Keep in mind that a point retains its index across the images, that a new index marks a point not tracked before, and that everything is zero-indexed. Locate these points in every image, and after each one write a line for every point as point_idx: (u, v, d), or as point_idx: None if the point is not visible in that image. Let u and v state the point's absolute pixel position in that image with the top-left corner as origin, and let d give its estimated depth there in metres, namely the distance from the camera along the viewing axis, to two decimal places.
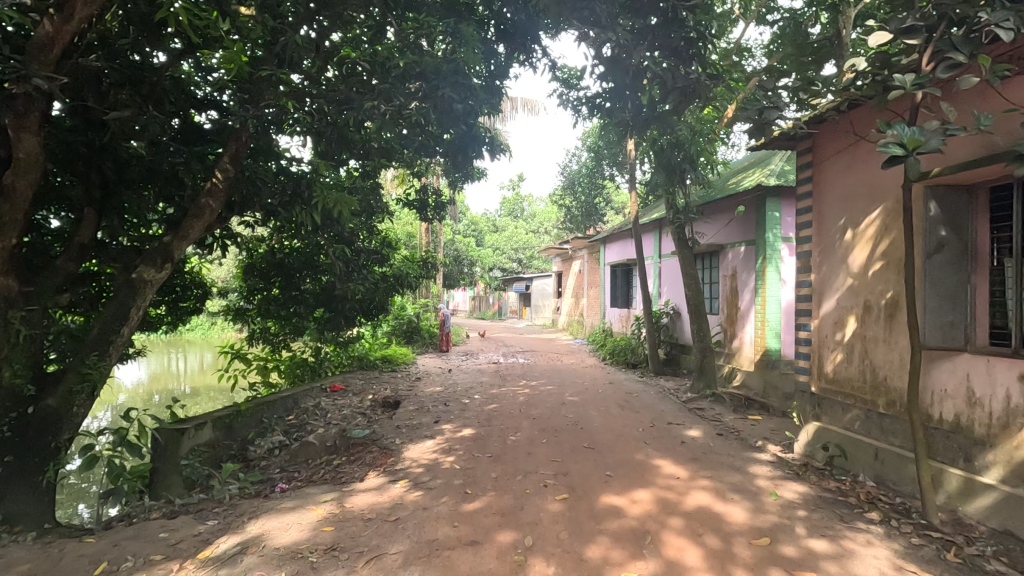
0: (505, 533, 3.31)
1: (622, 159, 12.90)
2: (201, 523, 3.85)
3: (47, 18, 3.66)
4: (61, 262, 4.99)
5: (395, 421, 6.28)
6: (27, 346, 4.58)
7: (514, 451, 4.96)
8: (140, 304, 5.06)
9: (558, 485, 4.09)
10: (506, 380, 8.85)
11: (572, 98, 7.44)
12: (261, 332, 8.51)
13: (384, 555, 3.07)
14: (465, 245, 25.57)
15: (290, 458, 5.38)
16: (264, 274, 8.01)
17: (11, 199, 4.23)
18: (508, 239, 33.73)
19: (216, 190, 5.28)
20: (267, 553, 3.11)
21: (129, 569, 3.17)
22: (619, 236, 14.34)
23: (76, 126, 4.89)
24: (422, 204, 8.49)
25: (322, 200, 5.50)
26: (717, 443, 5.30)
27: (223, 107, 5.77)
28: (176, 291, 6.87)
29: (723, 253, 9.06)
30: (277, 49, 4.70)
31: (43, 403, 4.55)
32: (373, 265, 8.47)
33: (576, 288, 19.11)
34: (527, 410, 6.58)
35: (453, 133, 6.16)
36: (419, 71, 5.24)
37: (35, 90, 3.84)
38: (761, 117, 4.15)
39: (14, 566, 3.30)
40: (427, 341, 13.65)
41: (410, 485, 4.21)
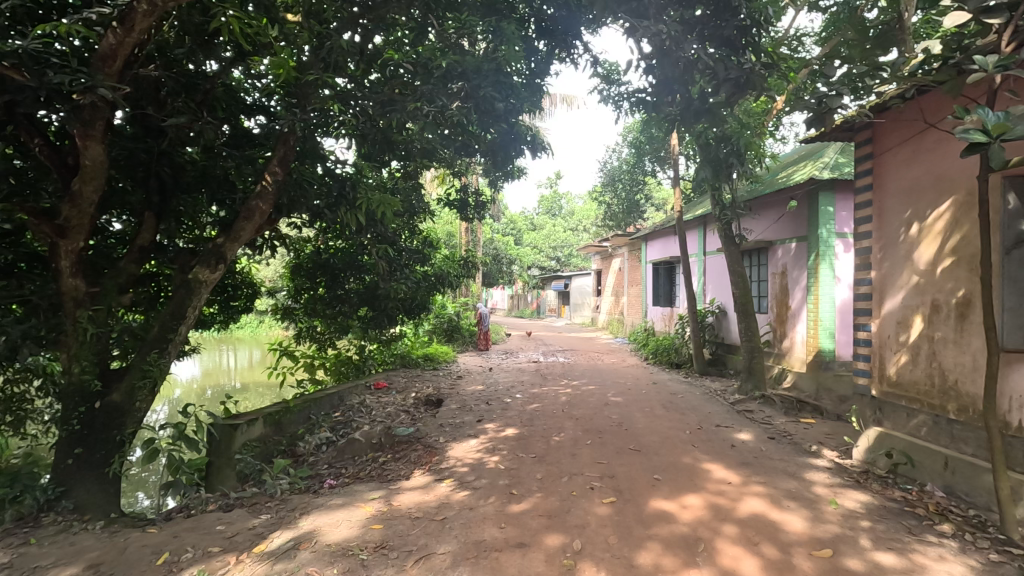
0: (553, 536, 3.27)
1: (664, 155, 12.64)
2: (255, 517, 3.96)
3: (110, 31, 3.81)
4: (124, 264, 5.21)
5: (438, 419, 6.33)
6: (94, 344, 4.82)
7: (558, 451, 4.91)
8: (196, 303, 5.25)
9: (605, 488, 4.02)
10: (547, 379, 8.81)
11: (614, 94, 7.33)
12: (307, 331, 8.72)
13: (432, 555, 3.08)
14: (505, 244, 25.58)
15: (338, 455, 5.49)
16: (310, 274, 8.21)
17: (79, 205, 4.49)
18: (546, 237, 33.70)
19: (266, 193, 5.42)
20: (319, 549, 3.17)
21: (190, 560, 3.29)
22: (661, 233, 14.05)
23: (136, 133, 5.09)
24: (463, 203, 8.53)
25: (367, 201, 5.58)
26: (770, 448, 5.10)
27: (272, 112, 5.97)
28: (228, 290, 7.10)
29: (773, 249, 8.76)
30: (323, 53, 4.85)
31: (108, 398, 4.79)
32: (415, 265, 8.55)
33: (617, 286, 18.88)
34: (570, 410, 6.51)
35: (494, 133, 6.08)
36: (461, 70, 5.21)
37: (101, 100, 4.03)
38: (821, 105, 3.87)
39: (83, 555, 3.49)
40: (467, 339, 13.75)
41: (456, 485, 4.22)
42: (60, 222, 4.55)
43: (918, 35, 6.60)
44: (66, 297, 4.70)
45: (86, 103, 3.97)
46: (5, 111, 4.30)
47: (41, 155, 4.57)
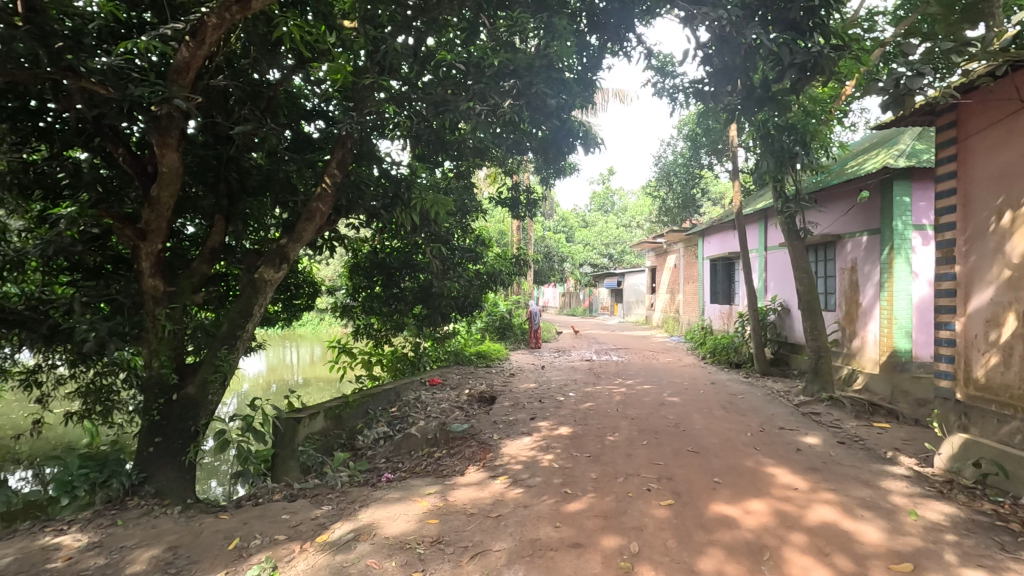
0: (609, 538, 3.21)
1: (722, 147, 12.19)
2: (317, 507, 4.11)
3: (184, 44, 4.03)
4: (196, 265, 5.52)
5: (491, 416, 6.37)
6: (171, 340, 5.13)
7: (613, 451, 4.83)
8: (261, 301, 5.50)
9: (662, 490, 3.92)
10: (601, 378, 8.70)
11: (668, 87, 7.10)
12: (365, 328, 9.01)
13: (488, 551, 3.09)
14: (557, 242, 25.45)
15: (395, 449, 5.62)
16: (367, 273, 8.45)
17: (157, 209, 4.81)
18: (599, 235, 33.35)
19: (325, 195, 5.62)
20: (377, 542, 3.23)
21: (258, 547, 3.44)
22: (719, 228, 13.57)
23: (207, 141, 5.46)
24: (515, 201, 8.54)
25: (421, 201, 5.72)
26: (839, 453, 4.83)
27: (330, 116, 6.18)
28: (291, 289, 7.41)
29: (841, 243, 8.28)
30: (377, 57, 4.99)
31: (184, 391, 5.10)
32: (468, 263, 8.62)
33: (672, 284, 18.44)
34: (625, 409, 6.40)
35: (546, 130, 5.98)
36: (513, 68, 5.20)
37: (176, 109, 4.26)
38: (900, 87, 3.57)
39: (162, 538, 3.72)
40: (520, 337, 13.78)
41: (510, 482, 4.23)
42: (141, 226, 4.90)
43: (1010, 11, 6.05)
44: (146, 296, 5.04)
45: (162, 113, 4.23)
46: (92, 124, 4.69)
47: (124, 164, 4.91)
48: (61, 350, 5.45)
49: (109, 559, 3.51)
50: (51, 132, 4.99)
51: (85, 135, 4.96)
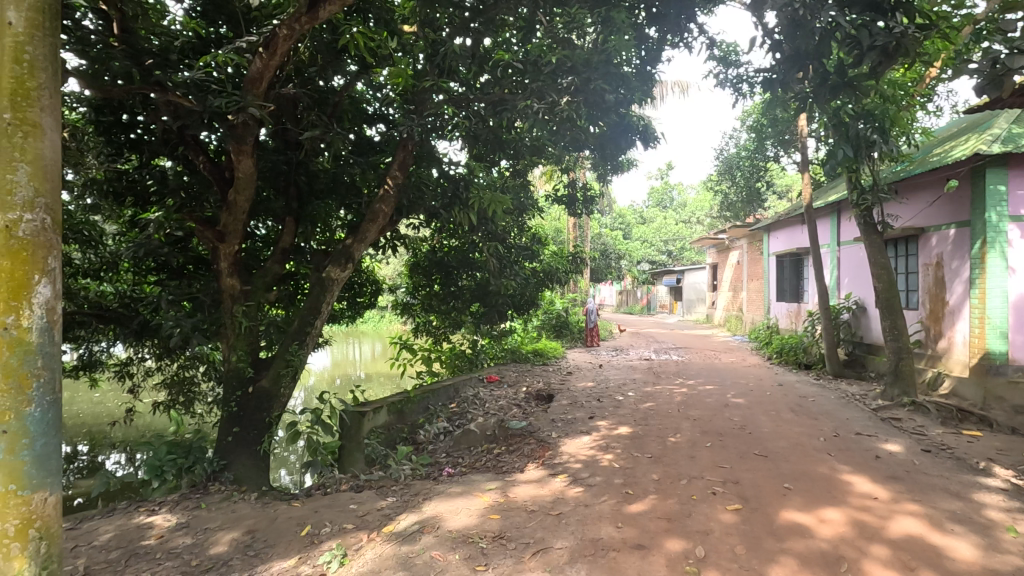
0: (673, 541, 3.14)
1: (789, 137, 11.63)
2: (382, 499, 4.24)
3: (258, 56, 4.26)
4: (269, 264, 5.82)
5: (550, 414, 6.38)
6: (247, 336, 5.43)
7: (676, 452, 4.72)
8: (329, 299, 5.74)
9: (728, 494, 3.79)
10: (660, 377, 8.52)
11: (731, 77, 6.85)
12: (424, 325, 9.22)
13: (549, 548, 3.10)
14: (613, 239, 25.08)
15: (454, 445, 5.73)
16: (426, 272, 8.63)
17: (234, 213, 5.11)
18: (657, 231, 32.63)
19: (388, 196, 5.80)
20: (441, 535, 3.29)
21: (328, 534, 3.60)
22: (786, 222, 12.96)
23: (278, 147, 5.76)
24: (571, 198, 8.47)
25: (478, 200, 5.78)
26: (924, 462, 4.51)
27: (390, 119, 6.37)
28: (355, 287, 7.69)
29: (925, 237, 7.72)
30: (437, 59, 5.16)
31: (259, 384, 5.39)
32: (524, 261, 8.69)
33: (735, 281, 17.80)
34: (686, 410, 6.24)
35: (605, 125, 5.75)
36: (571, 65, 5.21)
37: (251, 118, 4.51)
38: (996, 67, 3.27)
39: (242, 522, 3.96)
40: (576, 335, 13.70)
41: (570, 481, 4.22)
42: (220, 229, 5.22)
43: None
44: (225, 294, 5.38)
45: (239, 122, 4.49)
46: (176, 134, 5.07)
47: (204, 170, 5.25)
48: (150, 343, 5.97)
49: (196, 539, 3.77)
50: (141, 143, 5.43)
51: (170, 145, 5.35)
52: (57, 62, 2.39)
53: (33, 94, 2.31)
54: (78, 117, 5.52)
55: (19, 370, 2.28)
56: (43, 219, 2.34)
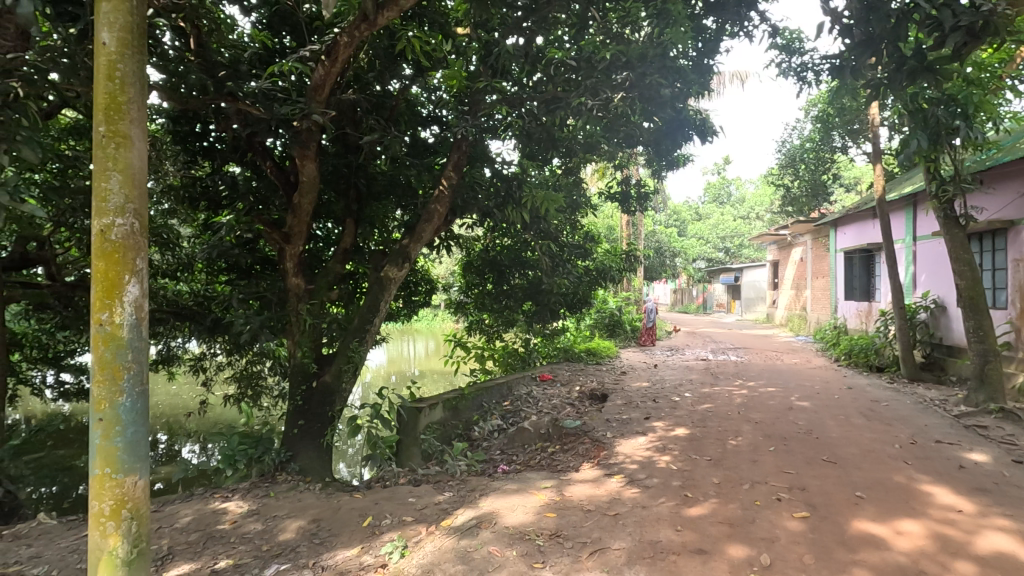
0: (736, 546, 3.05)
1: (859, 127, 10.99)
2: (439, 493, 4.33)
3: (320, 63, 4.43)
4: (331, 264, 6.05)
5: (604, 414, 6.31)
6: (311, 333, 5.65)
7: (736, 456, 4.57)
8: (386, 298, 5.91)
9: (794, 501, 3.64)
10: (719, 378, 8.27)
11: (795, 65, 6.55)
12: (477, 324, 9.33)
13: (607, 549, 3.08)
14: (667, 236, 24.53)
15: (509, 442, 5.77)
16: (479, 271, 8.72)
17: (300, 215, 5.34)
18: (714, 227, 31.62)
19: (443, 196, 5.92)
20: (498, 531, 3.32)
21: (388, 526, 3.71)
22: (855, 216, 12.27)
23: (338, 151, 5.94)
24: (625, 195, 8.33)
25: (531, 199, 5.78)
26: (1016, 473, 4.16)
27: (444, 121, 6.48)
28: (410, 286, 7.88)
29: (1016, 231, 7.14)
30: (491, 59, 5.21)
31: (323, 379, 5.63)
32: (577, 259, 8.63)
33: (798, 279, 17.02)
34: (747, 412, 6.02)
35: (659, 120, 5.63)
36: (625, 60, 5.10)
37: (315, 123, 4.70)
38: None
39: (307, 511, 4.14)
40: (629, 334, 13.50)
41: (627, 481, 4.16)
42: (286, 230, 5.47)
43: None
44: (291, 293, 5.61)
45: (303, 128, 4.70)
46: (245, 141, 5.35)
47: (271, 175, 5.53)
48: (221, 340, 6.35)
49: (265, 525, 3.97)
50: (213, 150, 5.77)
51: (240, 151, 5.66)
52: (144, 77, 2.57)
53: (123, 108, 2.50)
54: (158, 129, 5.95)
55: (113, 364, 2.48)
56: (132, 223, 2.52)
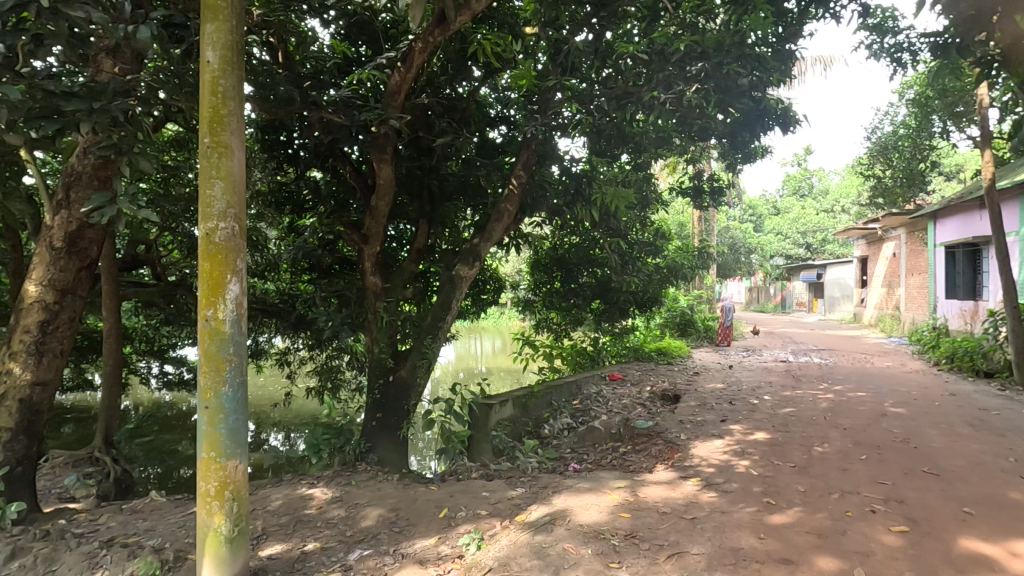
0: (825, 558, 2.89)
1: (962, 109, 10.03)
2: (512, 489, 4.39)
3: (396, 69, 4.58)
4: (406, 263, 6.27)
5: (677, 416, 6.14)
6: (387, 330, 5.87)
7: (824, 463, 4.32)
8: (458, 296, 6.05)
9: (891, 513, 3.39)
10: (802, 381, 7.83)
11: (890, 45, 6.07)
12: (545, 322, 9.34)
13: (685, 553, 3.00)
14: (742, 232, 23.45)
15: (579, 441, 5.76)
16: (547, 269, 8.74)
17: (377, 216, 5.57)
18: (794, 221, 29.95)
19: (513, 195, 5.98)
20: (572, 528, 3.31)
21: (464, 519, 3.80)
22: (959, 207, 11.23)
23: (411, 154, 6.13)
24: (697, 190, 8.05)
25: (601, 195, 5.71)
26: None
27: (512, 120, 6.56)
28: (479, 285, 8.02)
29: None
30: (561, 57, 5.23)
31: (399, 374, 5.86)
32: (647, 257, 8.45)
33: (890, 276, 15.80)
34: (833, 418, 5.67)
35: (736, 110, 5.37)
36: (700, 51, 4.93)
37: (390, 127, 4.88)
38: None
39: (386, 500, 4.32)
40: (702, 334, 13.05)
41: (704, 485, 4.04)
42: (363, 231, 5.71)
43: None
44: (369, 291, 5.83)
45: (381, 132, 4.90)
46: (327, 147, 5.65)
47: (350, 179, 5.81)
48: (304, 335, 6.77)
49: (348, 512, 4.18)
50: (297, 157, 6.15)
51: (321, 157, 5.99)
52: (243, 91, 2.78)
53: (225, 120, 2.72)
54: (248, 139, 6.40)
55: (217, 356, 2.69)
56: (233, 227, 2.73)
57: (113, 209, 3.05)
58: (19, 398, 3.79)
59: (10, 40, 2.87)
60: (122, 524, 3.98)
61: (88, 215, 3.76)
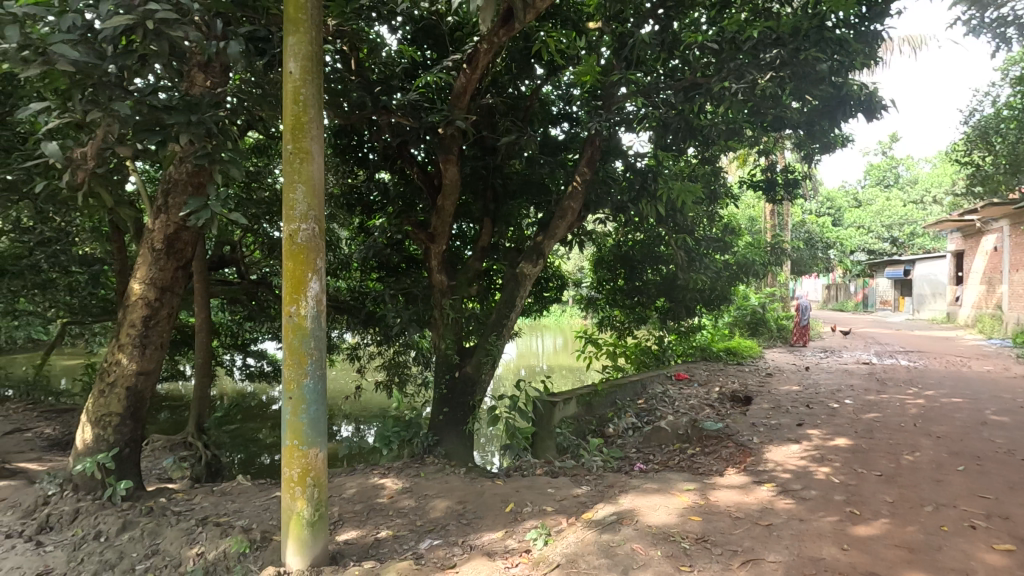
0: (917, 573, 2.71)
1: None
2: (577, 487, 4.38)
3: (463, 71, 4.67)
4: (471, 261, 6.38)
5: (749, 418, 5.91)
6: (453, 327, 5.98)
7: (914, 473, 4.03)
8: (522, 293, 6.09)
9: (994, 531, 3.12)
10: (887, 385, 7.31)
11: (993, 19, 5.55)
12: (608, 320, 9.25)
13: (760, 560, 2.90)
14: (819, 226, 22.11)
15: (644, 441, 5.68)
16: (611, 267, 8.62)
17: (443, 216, 5.70)
18: (878, 214, 27.95)
19: (576, 193, 5.96)
20: (641, 529, 3.26)
21: (530, 514, 3.84)
22: None
23: (476, 153, 6.23)
24: (771, 183, 7.67)
25: (667, 191, 5.56)
26: None
27: (575, 117, 6.55)
28: (542, 282, 8.04)
29: None
30: (625, 51, 5.14)
31: (464, 370, 5.96)
32: (715, 254, 8.16)
33: (991, 272, 14.44)
34: (924, 425, 5.26)
35: (814, 97, 5.11)
36: (776, 37, 4.73)
37: (456, 128, 4.99)
38: None
39: (454, 493, 4.43)
40: (775, 334, 12.46)
41: (779, 491, 3.87)
42: (430, 231, 5.85)
43: None
44: (435, 289, 5.97)
45: (447, 134, 5.02)
46: (395, 149, 5.85)
47: (417, 179, 5.98)
48: (373, 331, 7.05)
49: (417, 502, 4.32)
50: (366, 160, 6.43)
51: (390, 160, 6.22)
52: (322, 99, 2.93)
53: (305, 127, 2.87)
54: None
55: (300, 350, 2.86)
56: (313, 227, 2.88)
57: (207, 212, 3.29)
58: (125, 385, 4.18)
59: (121, 61, 3.15)
60: (214, 505, 4.30)
61: (184, 219, 4.08)
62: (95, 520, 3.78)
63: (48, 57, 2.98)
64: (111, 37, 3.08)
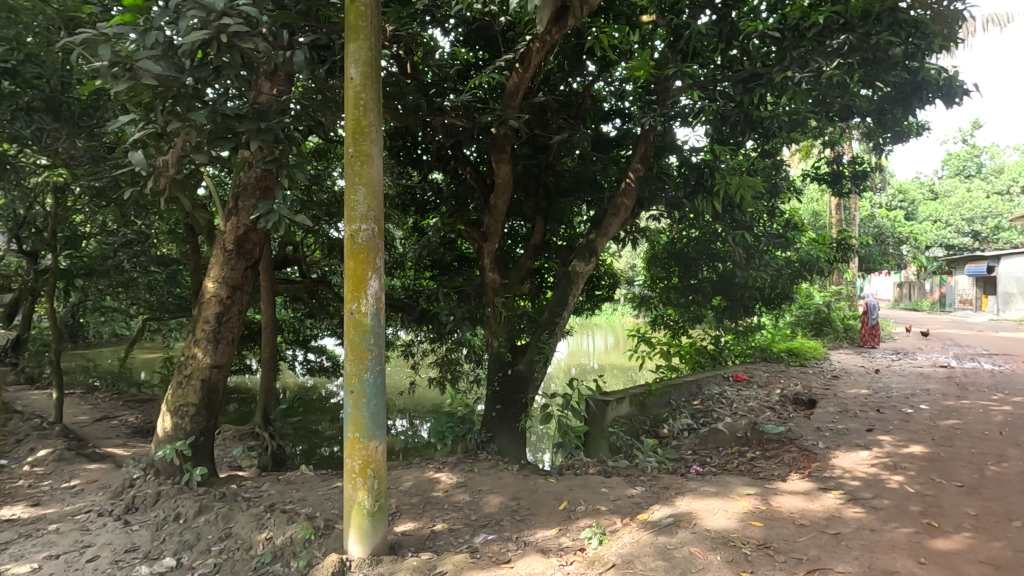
0: None
1: None
2: (631, 487, 4.32)
3: (515, 71, 4.70)
4: (523, 260, 6.41)
5: (813, 422, 5.65)
6: (505, 325, 6.02)
7: (1000, 485, 3.74)
8: (575, 291, 6.07)
9: None
10: (969, 390, 6.82)
11: None
12: (662, 318, 9.09)
13: (828, 570, 2.78)
14: (891, 220, 20.80)
15: (701, 442, 5.55)
16: (664, 264, 8.42)
17: (495, 214, 5.75)
18: (958, 206, 26.02)
19: (630, 189, 5.88)
20: (699, 532, 3.19)
21: (584, 513, 3.82)
22: None
23: (528, 152, 6.26)
24: (836, 176, 7.30)
25: (725, 185, 5.40)
26: None
27: (627, 112, 6.46)
28: (594, 280, 7.97)
29: None
30: (681, 44, 5.02)
31: (517, 367, 5.99)
32: (776, 250, 7.83)
33: None
34: (1012, 434, 4.87)
35: (885, 84, 4.85)
36: (843, 22, 4.50)
37: (508, 127, 5.02)
38: None
39: (507, 489, 4.46)
40: (841, 334, 11.84)
41: (848, 498, 3.69)
42: (483, 229, 5.92)
43: None
44: (488, 287, 6.03)
45: (500, 133, 5.06)
46: (449, 150, 5.95)
47: (470, 179, 6.06)
48: (427, 328, 7.20)
49: (471, 497, 4.39)
50: (421, 161, 6.61)
51: (444, 160, 6.33)
52: (380, 103, 3.02)
53: (366, 130, 2.97)
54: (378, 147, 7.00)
55: (360, 346, 2.96)
56: (373, 227, 2.98)
57: (274, 214, 3.46)
58: (201, 377, 4.45)
59: (198, 73, 3.36)
60: (281, 493, 4.52)
61: (253, 221, 4.31)
62: (175, 503, 4.04)
63: (133, 73, 3.20)
64: (189, 51, 3.28)
